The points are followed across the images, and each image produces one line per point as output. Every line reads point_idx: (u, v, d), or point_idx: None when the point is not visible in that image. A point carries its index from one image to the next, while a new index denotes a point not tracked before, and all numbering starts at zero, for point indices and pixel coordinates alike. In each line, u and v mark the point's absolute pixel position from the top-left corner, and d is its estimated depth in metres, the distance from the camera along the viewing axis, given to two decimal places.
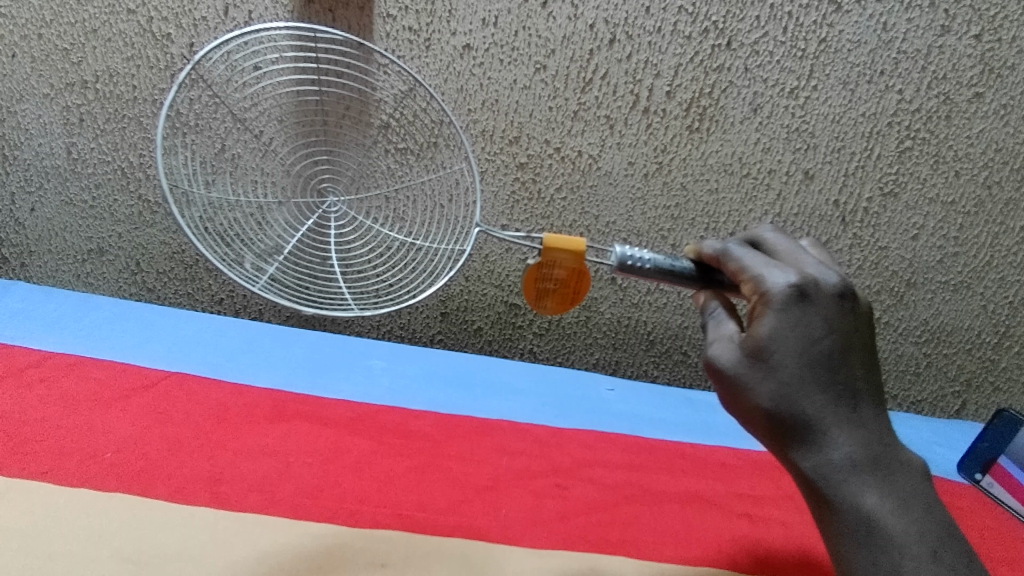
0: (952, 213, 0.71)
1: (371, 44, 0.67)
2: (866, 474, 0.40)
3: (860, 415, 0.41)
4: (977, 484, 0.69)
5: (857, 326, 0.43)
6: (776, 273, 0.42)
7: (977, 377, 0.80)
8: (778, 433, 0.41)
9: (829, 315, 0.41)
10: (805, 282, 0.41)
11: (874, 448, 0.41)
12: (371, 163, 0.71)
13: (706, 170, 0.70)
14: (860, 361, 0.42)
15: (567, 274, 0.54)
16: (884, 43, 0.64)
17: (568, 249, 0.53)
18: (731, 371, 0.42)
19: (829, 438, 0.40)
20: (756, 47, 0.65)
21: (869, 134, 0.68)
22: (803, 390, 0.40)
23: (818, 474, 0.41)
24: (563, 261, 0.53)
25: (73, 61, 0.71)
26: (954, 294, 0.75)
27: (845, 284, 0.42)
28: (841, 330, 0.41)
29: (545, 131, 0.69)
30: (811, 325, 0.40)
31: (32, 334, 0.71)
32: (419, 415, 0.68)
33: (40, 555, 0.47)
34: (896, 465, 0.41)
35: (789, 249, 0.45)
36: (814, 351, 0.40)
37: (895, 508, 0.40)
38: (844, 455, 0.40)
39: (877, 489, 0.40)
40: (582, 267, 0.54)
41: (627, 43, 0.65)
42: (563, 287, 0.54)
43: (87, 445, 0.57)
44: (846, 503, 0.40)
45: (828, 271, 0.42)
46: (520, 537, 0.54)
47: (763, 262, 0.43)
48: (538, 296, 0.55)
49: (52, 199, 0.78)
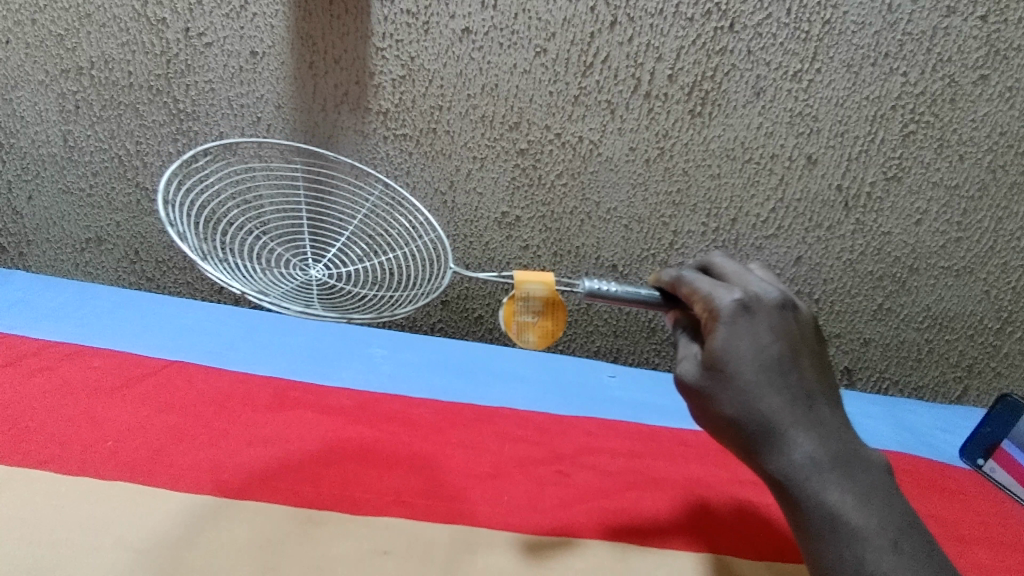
0: (955, 197, 0.70)
1: (369, 28, 0.66)
2: (827, 471, 0.41)
3: (817, 414, 0.42)
4: (980, 469, 0.70)
5: (801, 335, 0.46)
6: (723, 291, 0.45)
7: (979, 363, 0.80)
8: (744, 441, 0.42)
9: (772, 322, 0.44)
10: (749, 298, 0.44)
11: (833, 445, 0.42)
12: (362, 194, 0.73)
13: (708, 155, 0.70)
14: (810, 363, 0.44)
15: (542, 306, 0.56)
16: (889, 25, 0.63)
17: (539, 282, 0.55)
18: (694, 384, 0.44)
19: (789, 439, 0.41)
20: (759, 28, 0.64)
21: (872, 118, 0.67)
22: (760, 393, 0.42)
23: (779, 473, 0.42)
24: (536, 294, 0.56)
25: (68, 48, 0.70)
26: (957, 279, 0.75)
27: (786, 297, 0.46)
28: (787, 336, 0.44)
29: (545, 116, 0.69)
30: (758, 335, 0.43)
31: (32, 322, 0.71)
32: (419, 403, 0.68)
33: (41, 544, 0.47)
34: (857, 461, 0.42)
35: (736, 270, 0.48)
36: (765, 357, 0.42)
37: (857, 503, 0.41)
38: (803, 453, 0.41)
39: (839, 485, 0.41)
40: (556, 298, 0.56)
41: (628, 25, 0.64)
42: (541, 318, 0.56)
43: (88, 434, 0.57)
44: (810, 500, 0.41)
45: (771, 286, 0.46)
46: (521, 523, 0.54)
47: (711, 283, 0.46)
48: (519, 329, 0.56)
49: (49, 187, 0.77)
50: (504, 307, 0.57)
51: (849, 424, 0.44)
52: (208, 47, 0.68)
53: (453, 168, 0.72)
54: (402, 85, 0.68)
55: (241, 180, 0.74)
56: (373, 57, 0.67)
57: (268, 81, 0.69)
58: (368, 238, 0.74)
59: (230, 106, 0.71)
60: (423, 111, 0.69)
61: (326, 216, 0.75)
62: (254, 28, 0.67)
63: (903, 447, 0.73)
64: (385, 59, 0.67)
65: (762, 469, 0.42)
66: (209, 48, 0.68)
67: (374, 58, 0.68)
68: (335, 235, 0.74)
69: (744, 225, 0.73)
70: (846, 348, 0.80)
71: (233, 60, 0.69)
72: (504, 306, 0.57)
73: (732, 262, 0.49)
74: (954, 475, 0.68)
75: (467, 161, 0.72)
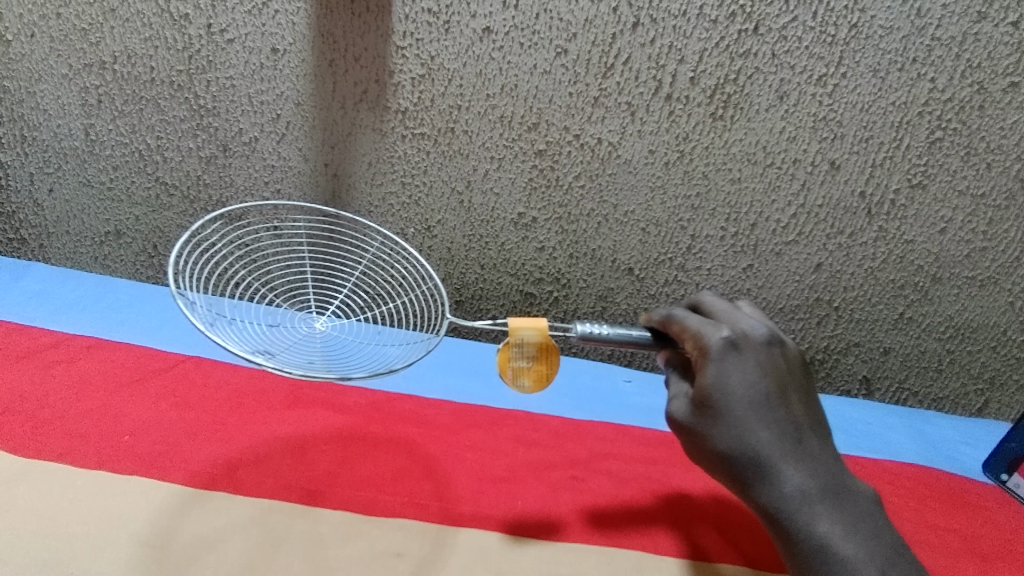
0: (982, 206, 0.69)
1: (390, 26, 0.66)
2: (816, 503, 0.43)
3: (805, 447, 0.44)
4: (1004, 484, 0.69)
5: (788, 369, 0.48)
6: (711, 329, 0.46)
7: (1001, 375, 0.78)
8: (736, 475, 0.44)
9: (760, 359, 0.45)
10: (737, 335, 0.46)
11: (822, 477, 0.44)
12: (364, 245, 0.76)
13: (729, 159, 0.69)
14: (796, 398, 0.47)
15: (536, 351, 0.55)
16: (917, 30, 0.61)
17: (533, 327, 0.55)
18: (685, 422, 0.45)
19: (780, 473, 0.43)
20: (784, 32, 0.62)
21: (898, 124, 0.66)
22: (750, 428, 0.43)
23: (769, 503, 0.43)
24: (530, 340, 0.55)
25: (92, 42, 0.70)
26: (981, 290, 0.73)
27: (773, 334, 0.48)
28: (774, 373, 0.46)
29: (564, 117, 0.68)
30: (746, 371, 0.44)
31: (52, 315, 0.71)
32: (434, 404, 0.67)
33: (57, 538, 0.47)
34: (844, 493, 0.44)
35: (725, 309, 0.50)
36: (753, 394, 0.44)
37: (845, 533, 0.42)
38: (793, 486, 0.43)
39: (827, 516, 0.42)
40: (549, 343, 0.56)
41: (651, 27, 0.63)
42: (535, 363, 0.55)
43: (105, 428, 0.57)
44: (801, 530, 0.42)
45: (757, 324, 0.48)
46: (536, 529, 0.54)
47: (700, 321, 0.48)
48: (514, 375, 0.55)
49: (70, 180, 0.78)
50: (498, 354, 0.55)
51: (835, 456, 0.46)
52: (229, 44, 0.68)
53: (470, 168, 0.72)
54: (421, 84, 0.68)
55: (247, 242, 0.77)
56: (392, 55, 0.67)
57: (287, 77, 0.70)
58: (369, 287, 0.76)
59: (250, 103, 0.71)
60: (441, 110, 0.69)
61: (326, 264, 0.77)
62: (275, 25, 0.67)
63: (924, 458, 0.72)
64: (405, 57, 0.67)
65: (754, 500, 0.44)
66: (231, 44, 0.68)
67: (393, 56, 0.67)
68: (337, 286, 0.77)
69: (764, 230, 0.72)
70: (865, 357, 0.79)
71: (254, 57, 0.69)
72: (499, 352, 0.55)
73: (722, 301, 0.51)
74: (977, 489, 0.68)
75: (485, 161, 0.71)
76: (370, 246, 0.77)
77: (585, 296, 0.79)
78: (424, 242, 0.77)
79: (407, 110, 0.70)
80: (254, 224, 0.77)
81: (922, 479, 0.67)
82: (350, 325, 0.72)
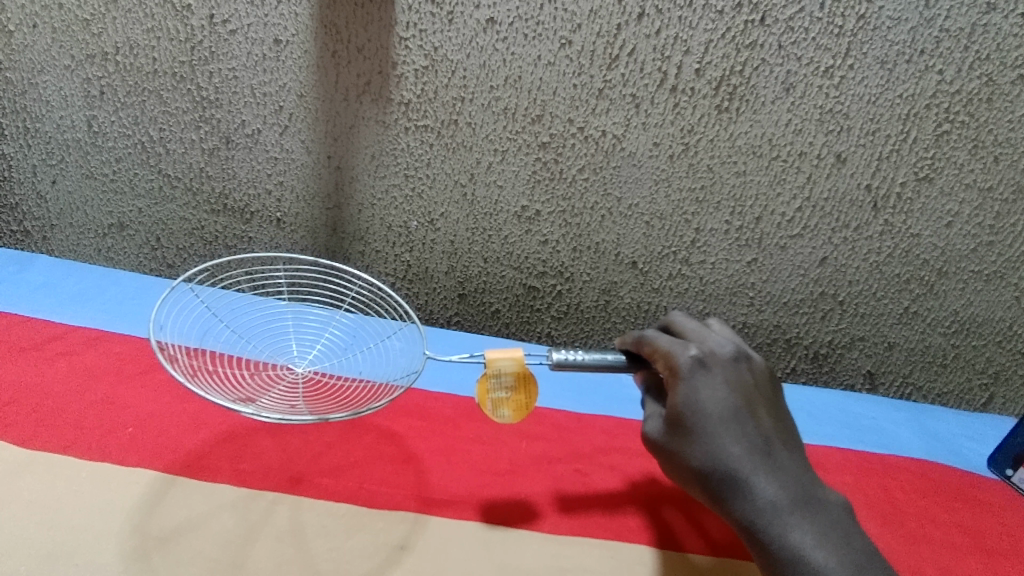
0: (988, 200, 0.68)
1: (392, 17, 0.66)
2: (789, 513, 0.43)
3: (775, 460, 0.45)
4: (1008, 480, 0.69)
5: (756, 384, 0.50)
6: (680, 347, 0.49)
7: (1007, 370, 0.78)
8: (711, 489, 0.45)
9: (727, 377, 0.48)
10: (705, 353, 0.48)
11: (793, 488, 0.44)
12: (344, 287, 0.77)
13: (734, 152, 0.68)
14: (765, 413, 0.48)
15: (514, 381, 0.55)
16: (926, 21, 0.61)
17: (509, 357, 0.54)
18: (660, 441, 0.47)
19: (751, 485, 0.44)
20: (791, 22, 0.62)
21: (905, 117, 0.65)
22: (720, 442, 0.45)
23: (742, 515, 0.43)
24: (507, 370, 0.54)
25: (94, 32, 0.70)
26: (987, 284, 0.73)
27: (739, 350, 0.51)
28: (739, 389, 0.48)
29: (568, 109, 0.68)
30: (713, 388, 0.47)
31: (55, 307, 0.71)
32: (438, 397, 0.67)
33: (62, 529, 0.47)
34: (817, 502, 0.44)
35: (695, 329, 0.53)
36: (724, 410, 0.46)
37: (817, 543, 0.42)
38: (765, 497, 0.43)
39: (800, 526, 0.43)
40: (527, 372, 0.55)
41: (657, 17, 0.63)
42: (514, 393, 0.55)
43: (108, 420, 0.57)
44: (776, 541, 0.42)
45: (725, 342, 0.51)
46: (539, 522, 0.54)
47: (670, 341, 0.50)
48: (494, 406, 0.55)
49: (73, 172, 0.78)
50: (477, 385, 0.55)
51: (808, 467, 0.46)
52: (231, 35, 0.68)
53: (473, 161, 0.72)
54: (424, 75, 0.68)
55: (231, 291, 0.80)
56: (396, 46, 0.67)
57: (290, 69, 0.69)
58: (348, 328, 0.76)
59: (252, 94, 0.71)
60: (444, 103, 0.69)
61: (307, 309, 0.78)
62: (278, 16, 0.67)
63: (929, 454, 0.72)
64: (408, 49, 0.67)
65: (728, 512, 0.44)
66: (233, 35, 0.68)
67: (397, 48, 0.67)
68: None
69: (769, 224, 0.72)
70: (869, 351, 0.79)
71: (256, 48, 0.68)
72: (478, 383, 0.55)
73: (692, 321, 0.54)
74: (981, 484, 0.67)
75: (487, 153, 0.71)
76: (350, 289, 0.78)
77: (588, 290, 0.78)
78: (427, 236, 0.77)
79: (409, 104, 0.69)
80: (238, 274, 0.80)
81: (927, 474, 0.67)
82: (337, 359, 0.70)
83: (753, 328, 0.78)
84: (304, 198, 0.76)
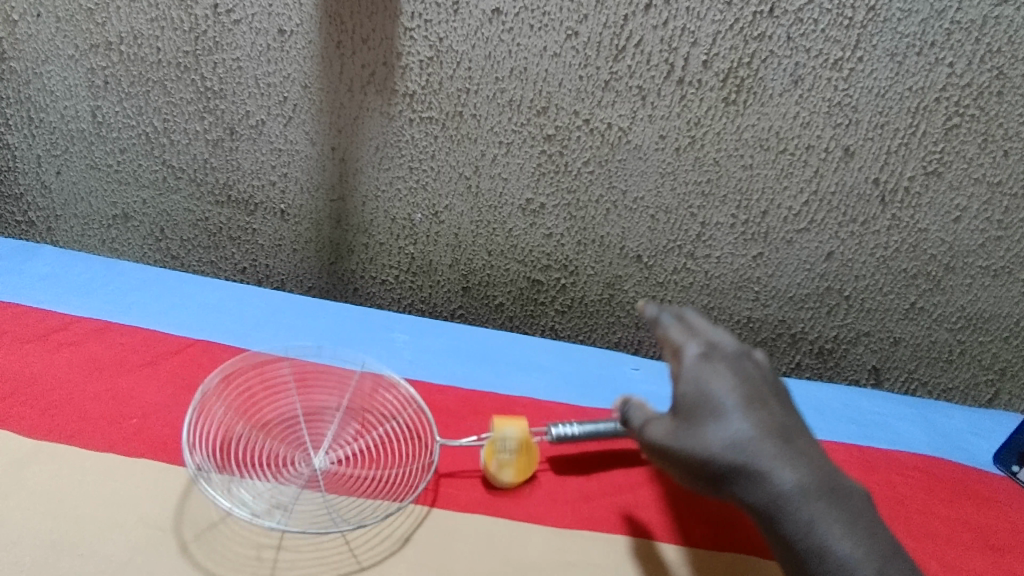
0: (997, 194, 0.67)
1: (397, 7, 0.65)
2: (777, 518, 0.43)
3: None
4: (1013, 476, 0.68)
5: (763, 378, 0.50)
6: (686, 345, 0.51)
7: (1012, 366, 0.77)
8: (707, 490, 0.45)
9: (734, 369, 0.48)
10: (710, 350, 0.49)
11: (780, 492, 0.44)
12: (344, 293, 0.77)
13: (740, 145, 0.68)
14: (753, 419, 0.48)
15: (519, 446, 0.56)
16: (937, 13, 0.60)
17: (515, 423, 0.57)
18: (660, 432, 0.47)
19: (740, 489, 0.43)
20: (800, 14, 0.61)
21: (914, 110, 0.64)
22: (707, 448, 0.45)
23: None
24: (513, 434, 0.56)
25: (98, 22, 0.69)
26: (995, 280, 0.72)
27: (744, 349, 0.51)
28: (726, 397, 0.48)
29: (574, 101, 0.67)
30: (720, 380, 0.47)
31: (59, 297, 0.72)
32: (440, 390, 0.67)
33: (68, 519, 0.48)
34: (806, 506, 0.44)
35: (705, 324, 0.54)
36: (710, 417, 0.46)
37: (807, 546, 0.42)
38: (754, 502, 0.43)
39: (789, 530, 0.42)
40: (530, 440, 0.57)
41: (664, 8, 0.62)
42: (518, 457, 0.55)
43: (112, 410, 0.57)
44: None
45: (732, 340, 0.52)
46: (543, 516, 0.54)
47: (677, 337, 0.52)
48: (498, 468, 0.55)
49: (77, 163, 0.78)
50: (481, 450, 0.56)
51: None
52: (235, 25, 0.68)
53: (478, 153, 0.71)
54: (429, 66, 0.67)
55: None
56: (400, 37, 0.66)
57: (294, 59, 0.69)
58: None
59: (256, 85, 0.71)
60: (448, 95, 0.68)
61: None
62: (282, 6, 0.66)
63: (936, 451, 0.71)
64: (412, 39, 0.66)
65: None
66: (236, 25, 0.68)
67: (401, 38, 0.67)
68: None
69: (775, 218, 0.71)
70: (874, 346, 0.78)
71: (260, 38, 0.68)
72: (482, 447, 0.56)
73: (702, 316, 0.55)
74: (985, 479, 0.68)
75: (493, 146, 0.71)
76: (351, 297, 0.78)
77: (592, 284, 0.78)
78: (431, 228, 0.77)
79: (412, 95, 0.69)
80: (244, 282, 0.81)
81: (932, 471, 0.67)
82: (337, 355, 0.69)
83: (757, 322, 0.78)
84: (308, 190, 0.76)
